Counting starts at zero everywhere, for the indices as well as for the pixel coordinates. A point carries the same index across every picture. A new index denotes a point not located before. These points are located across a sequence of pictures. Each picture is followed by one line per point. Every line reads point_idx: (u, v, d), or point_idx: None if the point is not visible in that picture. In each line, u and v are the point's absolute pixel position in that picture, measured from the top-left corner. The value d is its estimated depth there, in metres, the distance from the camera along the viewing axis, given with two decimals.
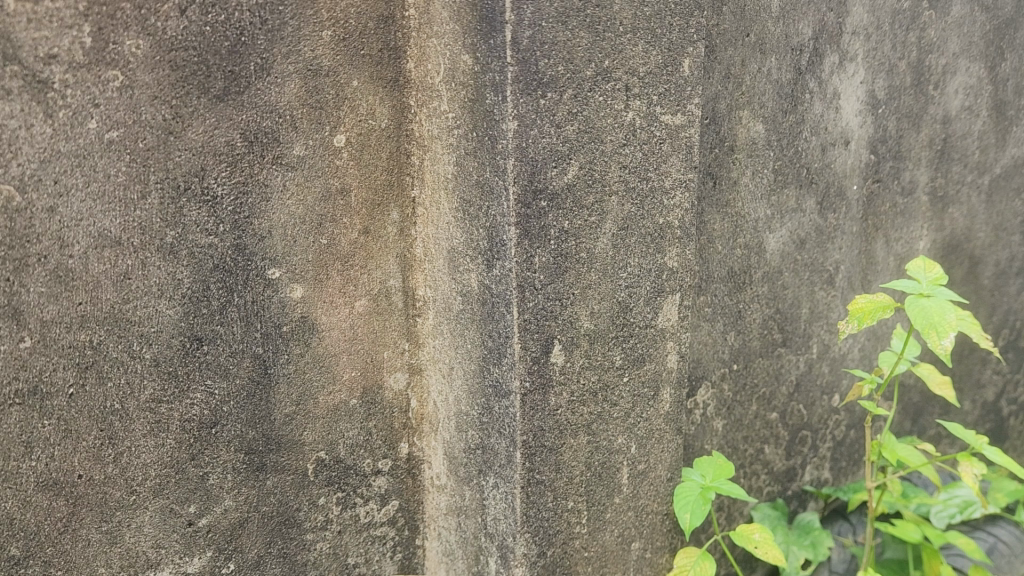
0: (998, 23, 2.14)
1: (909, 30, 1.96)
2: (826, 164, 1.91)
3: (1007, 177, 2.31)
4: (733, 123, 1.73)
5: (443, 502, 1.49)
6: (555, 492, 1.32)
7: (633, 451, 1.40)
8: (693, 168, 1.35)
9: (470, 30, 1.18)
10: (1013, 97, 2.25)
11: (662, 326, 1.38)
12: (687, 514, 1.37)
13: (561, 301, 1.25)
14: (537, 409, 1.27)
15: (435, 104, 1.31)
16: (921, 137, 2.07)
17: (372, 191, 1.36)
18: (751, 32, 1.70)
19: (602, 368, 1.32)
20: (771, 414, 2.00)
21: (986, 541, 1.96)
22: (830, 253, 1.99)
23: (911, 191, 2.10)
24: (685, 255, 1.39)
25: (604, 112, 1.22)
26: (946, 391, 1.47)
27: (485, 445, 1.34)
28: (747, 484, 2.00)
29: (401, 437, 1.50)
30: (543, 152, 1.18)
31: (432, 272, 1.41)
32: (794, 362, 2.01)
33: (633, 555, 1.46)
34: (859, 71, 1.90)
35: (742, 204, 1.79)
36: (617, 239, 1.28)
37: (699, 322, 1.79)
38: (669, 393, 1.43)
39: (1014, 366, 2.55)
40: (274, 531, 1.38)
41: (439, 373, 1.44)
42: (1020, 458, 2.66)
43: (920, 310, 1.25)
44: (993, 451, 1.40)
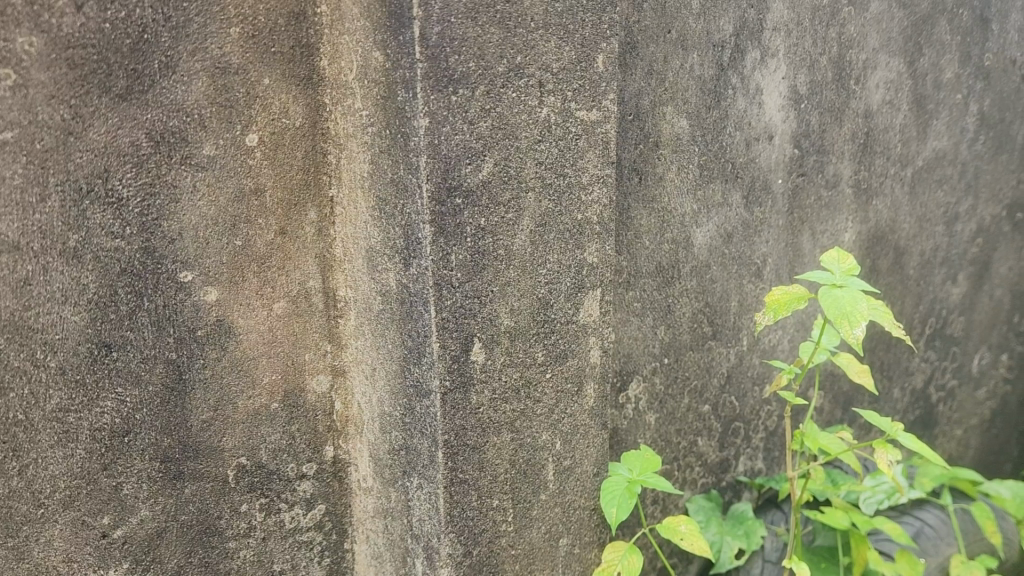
0: (916, 19, 2.19)
1: (829, 26, 1.99)
2: (750, 159, 1.94)
3: (930, 169, 2.37)
4: (657, 120, 1.74)
5: (370, 505, 1.47)
6: (479, 491, 1.32)
7: (558, 447, 1.40)
8: (611, 163, 1.36)
9: (380, 27, 1.17)
10: (933, 92, 2.30)
11: (584, 321, 1.39)
12: (613, 509, 1.37)
13: (479, 299, 1.24)
14: (457, 408, 1.26)
15: (350, 102, 1.29)
16: (844, 131, 2.12)
17: (288, 190, 1.33)
18: (672, 28, 1.71)
19: (525, 365, 1.32)
20: (703, 406, 2.02)
21: (913, 526, 2.00)
22: (756, 246, 2.02)
23: (835, 184, 2.14)
24: (606, 251, 1.39)
25: (517, 109, 1.22)
26: (864, 379, 1.49)
27: (408, 445, 1.33)
28: (681, 477, 2.02)
29: (325, 440, 1.47)
30: (456, 149, 1.17)
31: (352, 272, 1.39)
32: (724, 355, 2.04)
33: (561, 551, 1.46)
34: (780, 67, 1.93)
35: (668, 199, 1.81)
36: (535, 235, 1.28)
37: (628, 317, 1.81)
38: (593, 389, 1.44)
39: (941, 354, 2.61)
40: (194, 541, 1.35)
41: (362, 374, 1.42)
42: (946, 443, 2.74)
43: (833, 300, 1.26)
44: (908, 438, 1.41)
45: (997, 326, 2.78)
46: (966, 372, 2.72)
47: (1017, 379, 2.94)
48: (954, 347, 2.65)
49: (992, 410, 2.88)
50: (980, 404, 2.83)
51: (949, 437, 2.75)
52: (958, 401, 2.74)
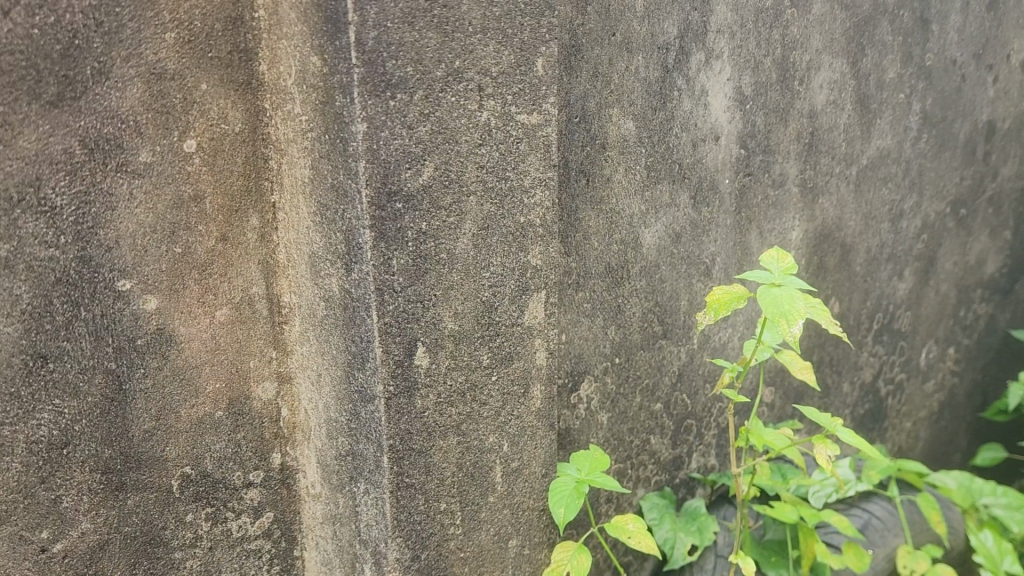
0: (858, 20, 2.23)
1: (773, 28, 2.02)
2: (697, 160, 1.97)
3: (874, 167, 2.42)
4: (603, 121, 1.76)
5: (319, 511, 1.47)
6: (426, 495, 1.32)
7: (505, 449, 1.41)
8: (553, 166, 1.37)
9: (317, 32, 1.17)
10: (876, 91, 2.35)
11: (529, 324, 1.39)
12: (561, 509, 1.38)
13: (422, 303, 1.24)
14: (402, 412, 1.26)
15: (289, 108, 1.28)
16: (789, 131, 2.15)
17: (228, 197, 1.32)
18: (616, 31, 1.73)
19: (470, 368, 1.32)
20: (655, 405, 2.05)
21: (861, 517, 2.03)
22: (705, 246, 2.05)
23: (782, 183, 2.18)
24: (550, 253, 1.40)
25: (457, 113, 1.22)
26: (807, 375, 1.51)
27: (355, 451, 1.32)
28: (634, 475, 2.05)
29: (272, 447, 1.46)
30: (395, 154, 1.17)
31: (296, 277, 1.38)
32: (675, 353, 2.06)
33: (511, 553, 1.47)
34: (724, 69, 1.96)
35: (616, 200, 1.83)
36: (477, 239, 1.28)
37: (579, 318, 1.83)
38: (540, 390, 1.44)
39: (889, 348, 2.67)
40: (138, 552, 1.33)
41: (308, 380, 1.41)
42: (896, 435, 2.80)
43: (771, 300, 1.28)
44: (847, 432, 1.42)
45: (943, 320, 2.85)
46: (914, 365, 2.78)
47: (964, 371, 3.01)
48: (902, 341, 2.71)
49: (940, 401, 2.95)
50: (928, 396, 2.89)
51: (899, 429, 2.81)
52: (907, 394, 2.79)
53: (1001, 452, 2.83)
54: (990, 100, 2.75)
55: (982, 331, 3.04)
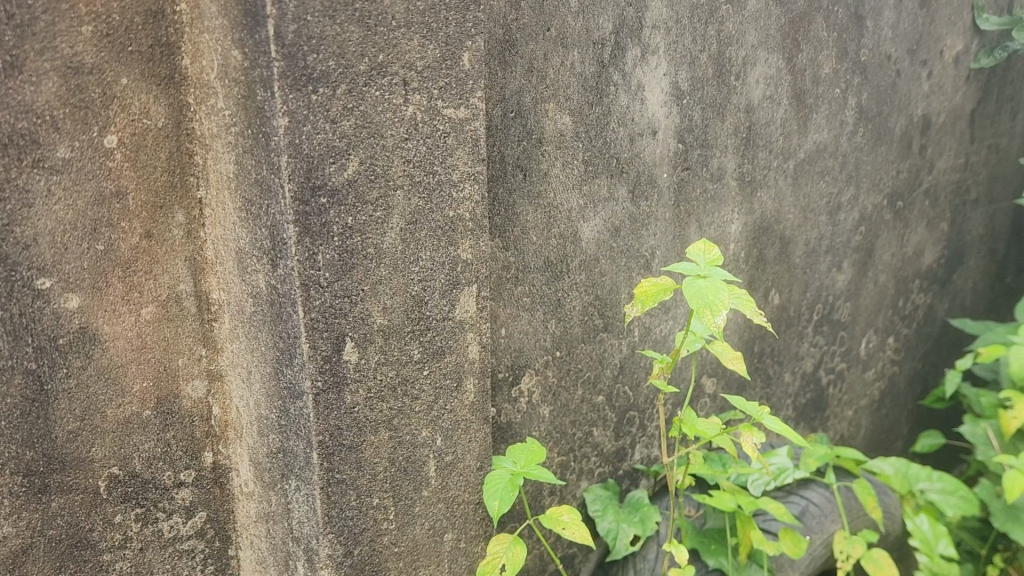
0: (793, 16, 2.26)
1: (708, 24, 2.05)
2: (634, 154, 1.99)
3: (812, 161, 2.46)
4: (539, 116, 1.78)
5: (253, 510, 1.45)
6: (358, 491, 1.31)
7: (439, 443, 1.41)
8: (482, 161, 1.37)
9: (237, 25, 1.16)
10: (812, 86, 2.39)
11: (461, 318, 1.40)
12: (495, 502, 1.39)
13: (350, 298, 1.24)
14: (331, 408, 1.25)
15: (212, 102, 1.26)
16: (726, 126, 2.18)
17: (152, 193, 1.30)
18: (551, 26, 1.74)
19: (401, 362, 1.32)
20: (597, 397, 2.08)
21: (799, 504, 2.07)
22: (644, 239, 2.08)
23: (719, 177, 2.21)
24: (480, 247, 1.41)
25: (382, 107, 1.22)
26: (737, 365, 1.53)
27: (285, 448, 1.31)
28: (577, 467, 2.07)
29: (204, 447, 1.44)
30: (319, 148, 1.17)
31: (224, 274, 1.36)
32: (616, 346, 2.09)
33: (447, 546, 1.48)
34: (661, 64, 1.98)
35: (553, 194, 1.85)
36: (405, 233, 1.28)
37: (518, 312, 1.85)
38: (473, 384, 1.45)
39: (830, 338, 2.72)
40: (64, 555, 1.31)
41: (239, 378, 1.40)
42: (838, 424, 2.86)
43: (696, 290, 1.30)
44: (773, 420, 1.43)
45: (883, 310, 2.91)
46: (855, 355, 2.84)
47: (904, 360, 3.08)
48: (843, 332, 2.77)
49: (880, 390, 3.01)
50: (869, 385, 2.95)
51: (841, 418, 2.87)
52: (848, 383, 2.85)
53: (939, 439, 2.88)
54: (925, 95, 2.81)
55: (921, 321, 3.12)
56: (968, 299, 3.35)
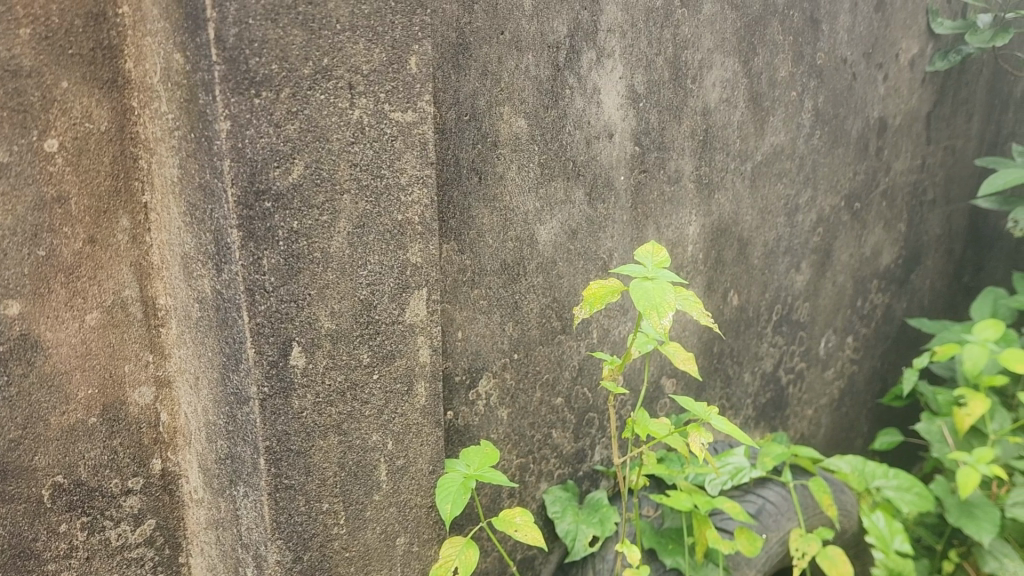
0: (749, 20, 2.28)
1: (663, 27, 2.07)
2: (591, 156, 2.00)
3: (769, 163, 2.49)
4: (494, 119, 1.78)
5: (202, 516, 1.44)
6: (307, 496, 1.31)
7: (390, 447, 1.41)
8: (431, 164, 1.37)
9: (179, 28, 1.15)
10: (768, 90, 2.42)
11: (410, 322, 1.39)
12: (447, 505, 1.39)
13: (296, 303, 1.23)
14: (278, 413, 1.25)
15: (155, 105, 1.25)
16: (683, 128, 2.20)
17: (95, 198, 1.29)
18: (505, 30, 1.75)
19: (350, 367, 1.32)
20: (556, 399, 2.09)
21: (755, 503, 2.08)
22: (602, 241, 2.10)
23: (677, 179, 2.23)
24: (429, 251, 1.41)
25: (327, 111, 1.21)
26: (689, 366, 1.55)
27: (233, 453, 1.31)
28: (536, 469, 2.08)
29: (152, 453, 1.42)
30: (262, 152, 1.16)
31: (170, 279, 1.35)
32: (574, 348, 2.10)
33: (399, 550, 1.47)
34: (616, 67, 1.99)
35: (509, 197, 1.86)
36: (353, 237, 1.28)
37: (475, 315, 1.85)
38: (424, 387, 1.45)
39: (789, 338, 2.75)
40: (7, 566, 1.28)
41: (186, 383, 1.39)
42: (798, 422, 2.90)
43: (642, 292, 1.31)
44: (720, 420, 1.44)
45: (841, 310, 2.95)
46: (814, 354, 2.88)
47: (863, 358, 3.13)
48: (802, 331, 2.80)
49: (840, 388, 3.05)
50: (829, 384, 2.99)
51: (801, 417, 2.91)
52: (807, 382, 2.89)
53: (898, 436, 2.92)
54: (881, 97, 2.85)
55: (879, 320, 3.16)
56: (926, 298, 3.40)
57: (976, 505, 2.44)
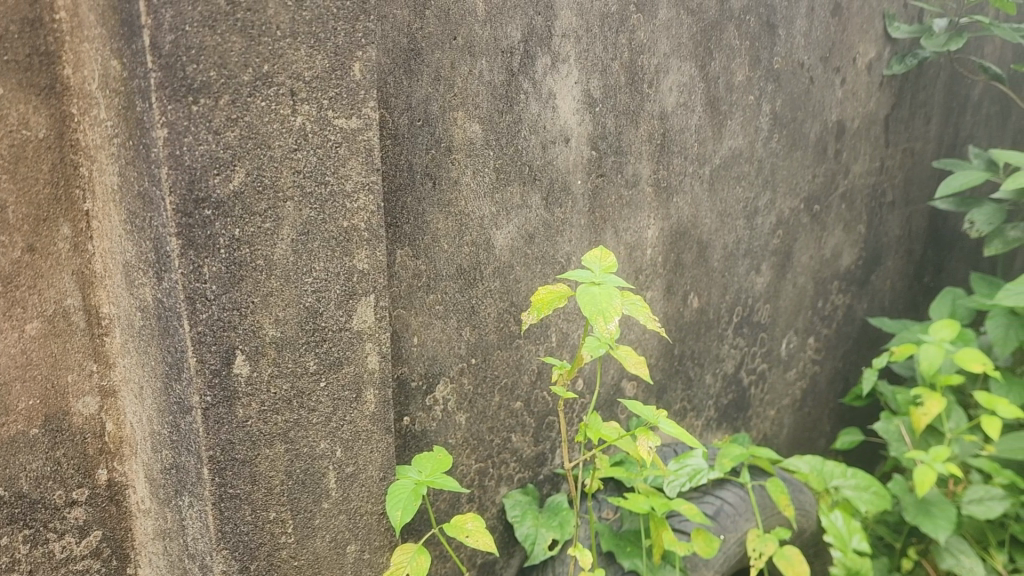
0: (705, 24, 2.30)
1: (619, 32, 2.08)
2: (547, 161, 2.01)
3: (727, 166, 2.51)
4: (447, 125, 1.78)
5: (150, 527, 1.43)
6: (253, 505, 1.30)
7: (338, 455, 1.40)
8: (377, 170, 1.37)
9: (115, 35, 1.14)
10: (726, 93, 2.43)
11: (358, 328, 1.39)
12: (398, 512, 1.38)
13: (239, 311, 1.22)
14: (222, 422, 1.24)
15: (95, 112, 1.24)
16: (640, 133, 2.22)
17: (34, 206, 1.26)
18: (457, 35, 1.75)
19: (295, 375, 1.31)
20: (515, 403, 2.09)
21: (714, 504, 2.10)
22: (559, 245, 2.10)
23: (635, 183, 2.24)
24: (377, 257, 1.40)
25: (268, 118, 1.20)
26: (640, 369, 1.56)
27: (178, 463, 1.30)
28: (496, 473, 2.08)
29: (97, 464, 1.41)
30: (201, 160, 1.15)
31: (114, 288, 1.34)
32: (533, 351, 2.10)
33: (350, 558, 1.47)
34: (571, 72, 2.00)
35: (464, 202, 1.86)
36: (297, 244, 1.27)
37: (431, 320, 1.85)
38: (374, 394, 1.44)
39: (750, 340, 2.77)
40: None
41: (131, 393, 1.38)
42: (760, 423, 2.92)
43: (588, 297, 1.32)
44: (668, 424, 1.45)
45: (802, 311, 2.98)
46: (775, 355, 2.90)
47: (825, 359, 3.16)
48: (763, 333, 2.82)
49: (802, 389, 3.08)
50: (791, 384, 3.02)
51: (763, 418, 2.93)
52: (769, 383, 2.91)
53: (859, 435, 2.96)
54: (839, 101, 2.89)
55: (841, 321, 3.20)
56: (887, 299, 3.45)
57: (933, 503, 2.48)
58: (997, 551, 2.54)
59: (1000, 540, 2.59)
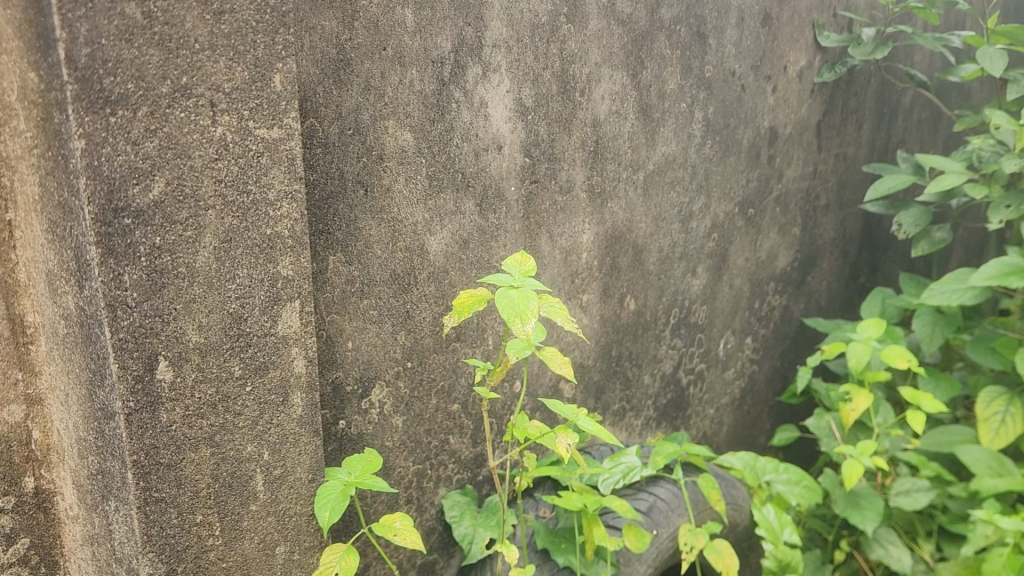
0: (635, 34, 2.37)
1: (549, 42, 2.14)
2: (480, 168, 2.06)
3: (661, 172, 2.58)
4: (379, 133, 1.82)
5: (79, 533, 1.44)
6: (178, 508, 1.32)
7: (266, 458, 1.43)
8: (300, 179, 1.40)
9: (32, 48, 1.16)
10: (658, 101, 2.51)
11: (284, 333, 1.42)
12: (325, 512, 1.41)
13: (161, 317, 1.25)
14: (146, 427, 1.26)
15: (14, 124, 1.25)
16: (573, 140, 2.27)
17: None
18: (387, 45, 1.79)
19: (220, 380, 1.34)
20: (452, 405, 2.13)
21: (647, 501, 2.15)
22: (494, 250, 2.15)
23: (568, 189, 2.30)
24: (302, 263, 1.43)
25: (188, 128, 1.23)
26: (565, 369, 1.61)
27: (103, 469, 1.31)
28: (434, 475, 2.12)
29: (24, 472, 1.41)
30: (120, 170, 1.17)
31: (38, 297, 1.35)
32: (469, 354, 2.15)
33: (279, 559, 1.50)
34: (503, 81, 2.05)
35: (396, 209, 1.89)
36: (219, 251, 1.30)
37: (365, 325, 1.88)
38: (301, 398, 1.47)
39: (687, 340, 2.85)
40: None
41: (58, 401, 1.39)
42: (699, 422, 3.00)
43: (507, 300, 1.37)
44: (587, 421, 1.52)
45: (739, 312, 3.06)
46: (713, 355, 2.98)
47: (763, 358, 3.25)
48: (700, 334, 2.90)
49: (740, 388, 3.17)
50: (729, 383, 3.11)
51: (702, 416, 3.01)
52: (707, 382, 2.99)
53: (795, 432, 3.05)
54: (770, 108, 2.98)
55: (777, 321, 3.29)
56: (823, 299, 3.55)
57: (861, 495, 2.56)
58: (924, 541, 2.64)
59: (927, 531, 2.69)
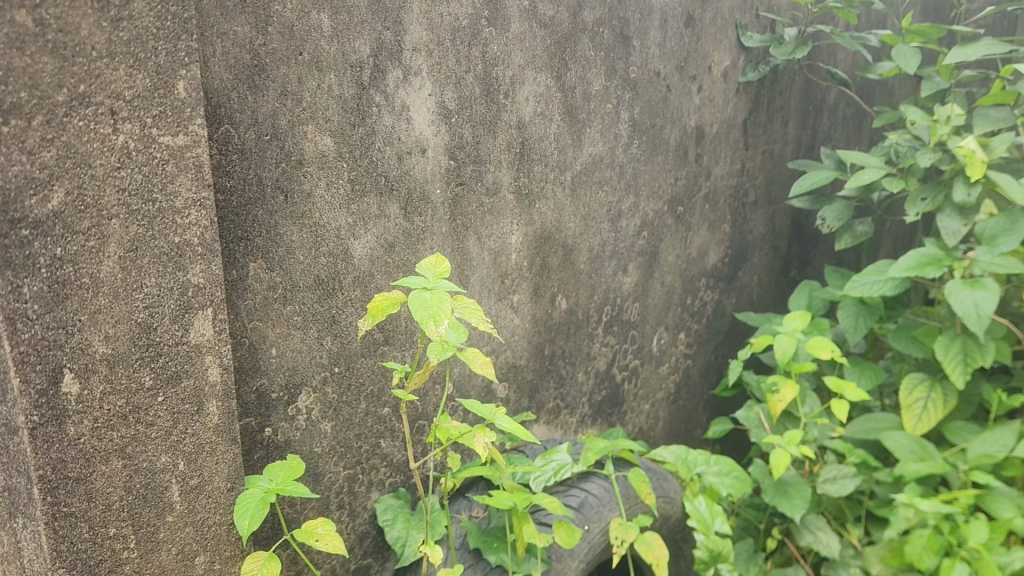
0: (558, 37, 2.40)
1: (471, 46, 2.15)
2: (404, 172, 2.06)
3: (588, 172, 2.62)
4: (297, 138, 1.81)
5: None
6: (90, 522, 1.30)
7: (181, 468, 1.42)
8: (208, 186, 1.40)
9: None
10: (583, 102, 2.54)
11: (196, 342, 1.42)
12: (245, 520, 1.40)
13: (65, 329, 1.23)
14: (53, 441, 1.23)
15: None
16: (498, 142, 2.29)
17: None
18: (303, 50, 1.78)
19: (130, 390, 1.32)
20: (382, 409, 2.13)
21: (578, 497, 2.18)
22: (420, 253, 2.16)
23: (496, 190, 2.32)
24: (213, 270, 1.43)
25: (87, 137, 1.22)
26: (487, 369, 1.62)
27: (10, 486, 1.29)
28: (365, 479, 2.12)
29: None
30: (16, 180, 1.15)
31: None
32: (399, 358, 2.16)
33: (199, 569, 1.49)
34: (425, 84, 2.05)
35: (319, 214, 1.89)
36: (124, 261, 1.29)
37: (289, 331, 1.87)
38: (216, 406, 1.47)
39: (620, 338, 2.89)
40: None
41: None
42: (634, 417, 3.05)
43: (420, 302, 1.37)
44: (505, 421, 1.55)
45: (671, 308, 3.12)
46: (647, 351, 3.03)
47: (696, 353, 3.32)
48: (633, 331, 2.94)
49: (674, 382, 3.23)
50: (664, 378, 3.16)
51: (637, 411, 3.06)
52: (642, 378, 3.04)
53: (728, 424, 3.11)
54: (696, 107, 3.04)
55: (710, 316, 3.36)
56: (755, 293, 3.64)
57: (790, 484, 2.62)
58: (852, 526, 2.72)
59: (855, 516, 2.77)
